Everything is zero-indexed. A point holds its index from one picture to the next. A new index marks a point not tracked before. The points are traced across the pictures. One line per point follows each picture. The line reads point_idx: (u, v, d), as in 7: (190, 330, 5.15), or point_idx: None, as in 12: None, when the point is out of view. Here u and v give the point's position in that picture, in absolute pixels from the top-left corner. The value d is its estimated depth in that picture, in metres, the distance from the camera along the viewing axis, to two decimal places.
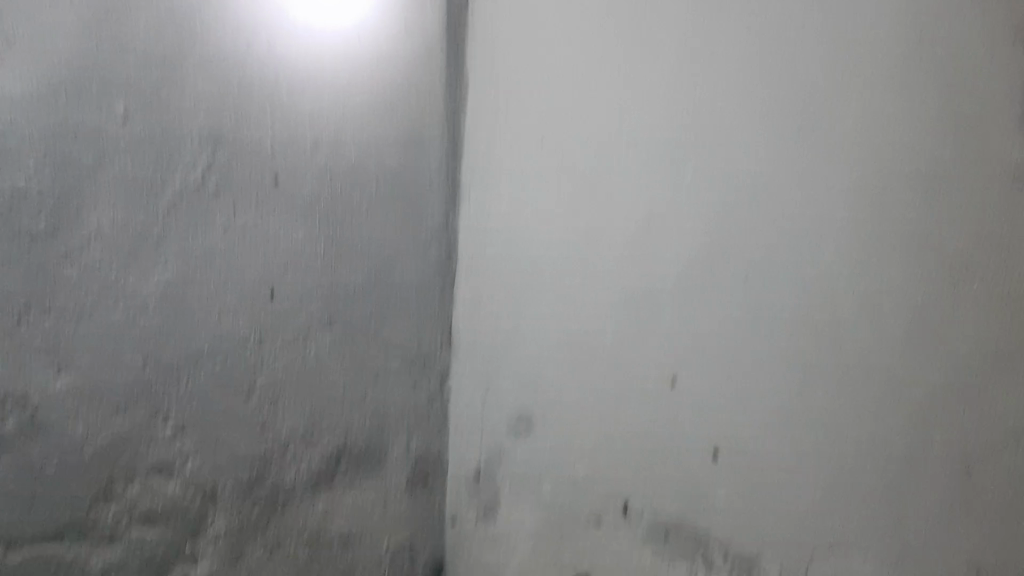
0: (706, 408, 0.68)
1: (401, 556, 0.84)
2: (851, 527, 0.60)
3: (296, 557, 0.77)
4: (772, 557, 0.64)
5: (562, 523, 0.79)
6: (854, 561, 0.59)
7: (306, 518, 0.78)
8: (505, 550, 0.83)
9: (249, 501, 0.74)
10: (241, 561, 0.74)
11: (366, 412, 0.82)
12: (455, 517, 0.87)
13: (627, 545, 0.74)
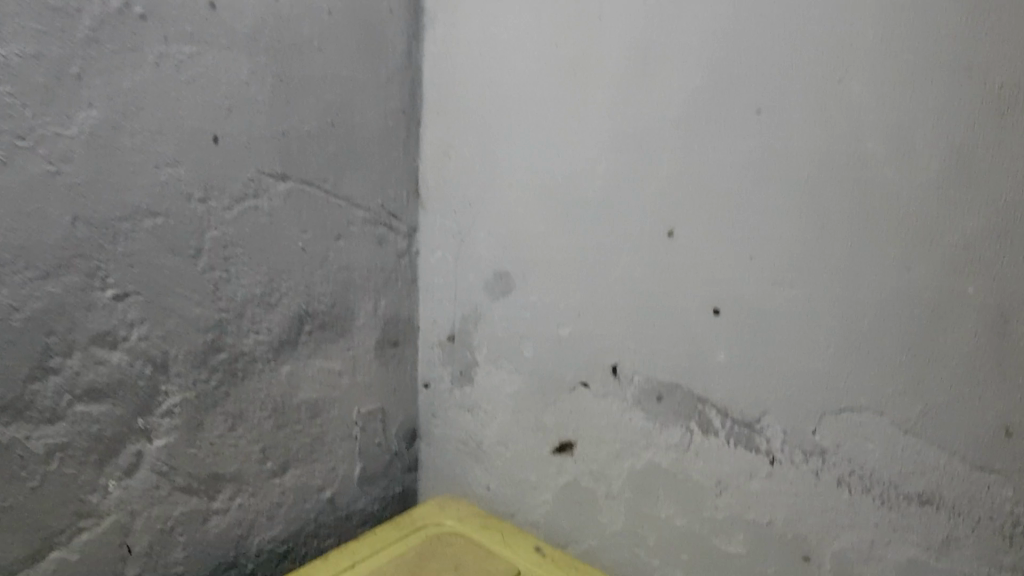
0: (704, 261, 0.64)
1: (375, 423, 0.83)
2: (864, 384, 0.58)
3: (261, 428, 0.74)
4: (776, 418, 0.63)
5: (544, 387, 0.76)
6: (862, 420, 0.59)
7: (269, 389, 0.73)
8: (483, 416, 0.81)
9: (204, 370, 0.69)
10: (198, 434, 0.70)
11: (329, 273, 0.76)
12: (428, 381, 0.86)
13: (615, 407, 0.72)
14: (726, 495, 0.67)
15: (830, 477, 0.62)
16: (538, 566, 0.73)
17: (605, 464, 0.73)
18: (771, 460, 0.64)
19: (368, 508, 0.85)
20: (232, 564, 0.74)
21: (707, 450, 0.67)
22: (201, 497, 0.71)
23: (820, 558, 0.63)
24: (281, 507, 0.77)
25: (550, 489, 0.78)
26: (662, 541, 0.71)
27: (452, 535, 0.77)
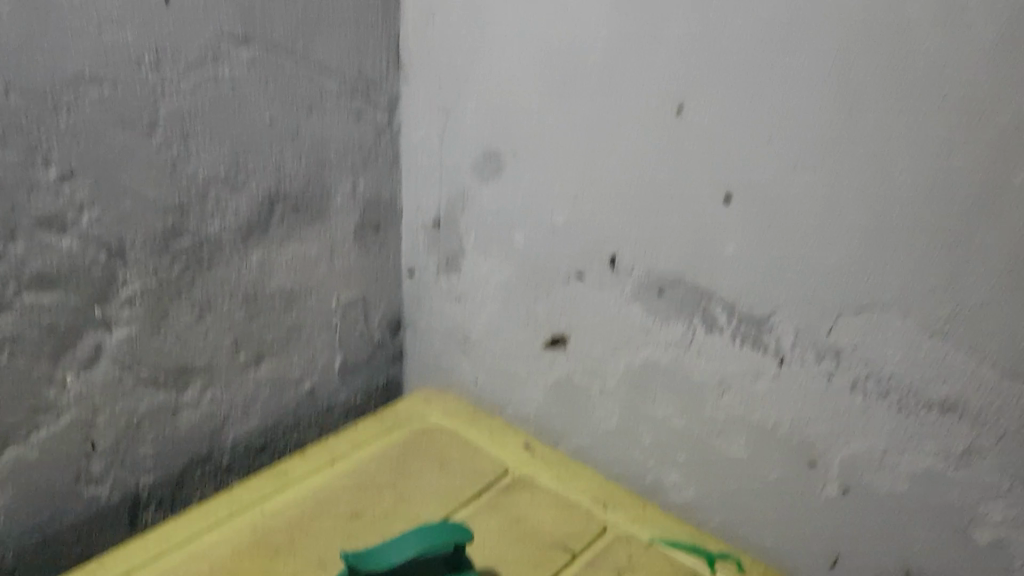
0: (717, 139, 0.57)
1: (355, 311, 0.77)
2: (889, 281, 0.53)
3: (232, 319, 0.68)
4: (788, 315, 0.58)
5: (536, 278, 0.71)
6: (885, 321, 0.54)
7: (240, 277, 0.68)
8: (471, 307, 0.76)
9: (165, 258, 0.63)
10: (163, 326, 0.64)
11: (301, 151, 0.69)
12: (412, 269, 0.80)
13: (612, 301, 0.67)
14: (730, 395, 0.63)
15: (844, 380, 0.57)
16: (527, 464, 0.70)
17: (600, 360, 0.69)
18: (779, 360, 0.60)
19: (352, 401, 0.80)
20: (207, 459, 0.71)
21: (712, 349, 0.63)
22: (169, 391, 0.66)
23: (828, 464, 0.60)
24: (256, 401, 0.73)
25: (541, 385, 0.73)
26: (657, 441, 0.68)
27: (438, 429, 0.73)
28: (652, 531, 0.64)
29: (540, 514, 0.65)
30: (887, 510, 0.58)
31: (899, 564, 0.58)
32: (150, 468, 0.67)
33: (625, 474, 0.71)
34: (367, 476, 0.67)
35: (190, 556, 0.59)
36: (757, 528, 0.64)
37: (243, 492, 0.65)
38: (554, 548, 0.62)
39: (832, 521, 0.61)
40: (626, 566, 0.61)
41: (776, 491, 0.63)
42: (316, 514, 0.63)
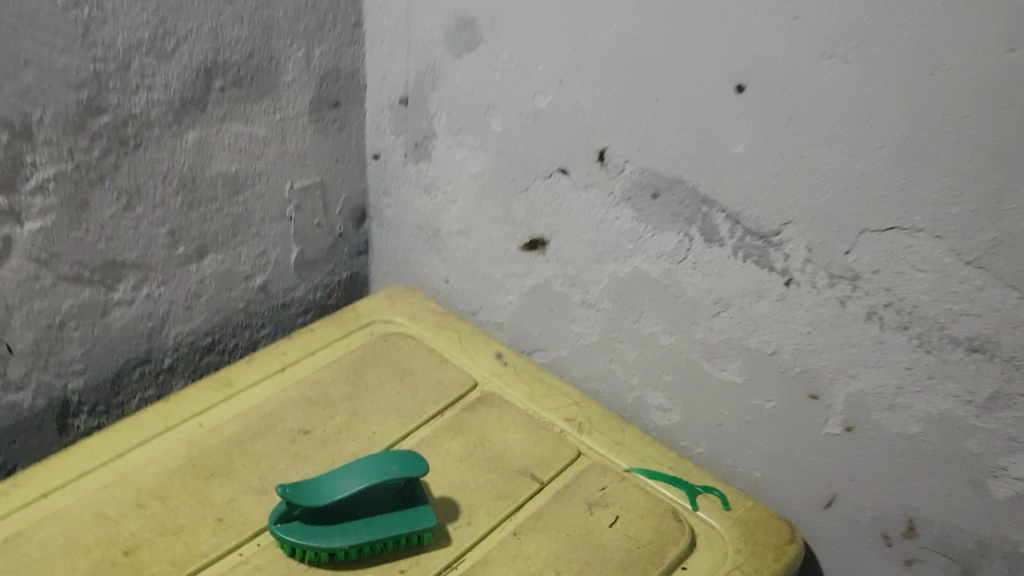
0: (731, 16, 0.48)
1: (312, 199, 0.69)
2: (921, 199, 0.45)
3: (166, 208, 0.59)
4: (800, 230, 0.50)
5: (513, 170, 0.62)
6: (913, 244, 0.46)
7: (173, 160, 0.58)
8: (442, 198, 0.68)
9: (81, 137, 0.52)
10: (84, 218, 0.55)
11: (243, 12, 0.58)
12: (378, 153, 0.71)
13: (598, 201, 0.59)
14: (726, 316, 0.56)
15: (858, 309, 0.50)
16: (496, 378, 0.63)
17: (582, 267, 0.61)
18: (786, 281, 0.52)
19: (310, 297, 0.73)
20: (146, 360, 0.63)
21: (709, 263, 0.55)
22: (96, 288, 0.58)
23: (832, 398, 0.53)
24: (201, 296, 0.64)
25: (517, 290, 0.66)
26: (642, 360, 0.61)
27: (401, 335, 0.66)
28: (631, 460, 0.58)
29: (507, 436, 0.58)
30: (895, 452, 0.52)
31: (901, 510, 0.53)
32: (79, 371, 0.59)
33: (604, 392, 0.64)
34: (319, 386, 0.60)
35: (116, 475, 0.52)
36: (746, 460, 0.58)
37: (181, 402, 0.58)
38: (521, 476, 0.56)
39: (832, 459, 0.54)
40: (598, 500, 0.55)
41: (771, 423, 0.56)
42: (261, 430, 0.56)
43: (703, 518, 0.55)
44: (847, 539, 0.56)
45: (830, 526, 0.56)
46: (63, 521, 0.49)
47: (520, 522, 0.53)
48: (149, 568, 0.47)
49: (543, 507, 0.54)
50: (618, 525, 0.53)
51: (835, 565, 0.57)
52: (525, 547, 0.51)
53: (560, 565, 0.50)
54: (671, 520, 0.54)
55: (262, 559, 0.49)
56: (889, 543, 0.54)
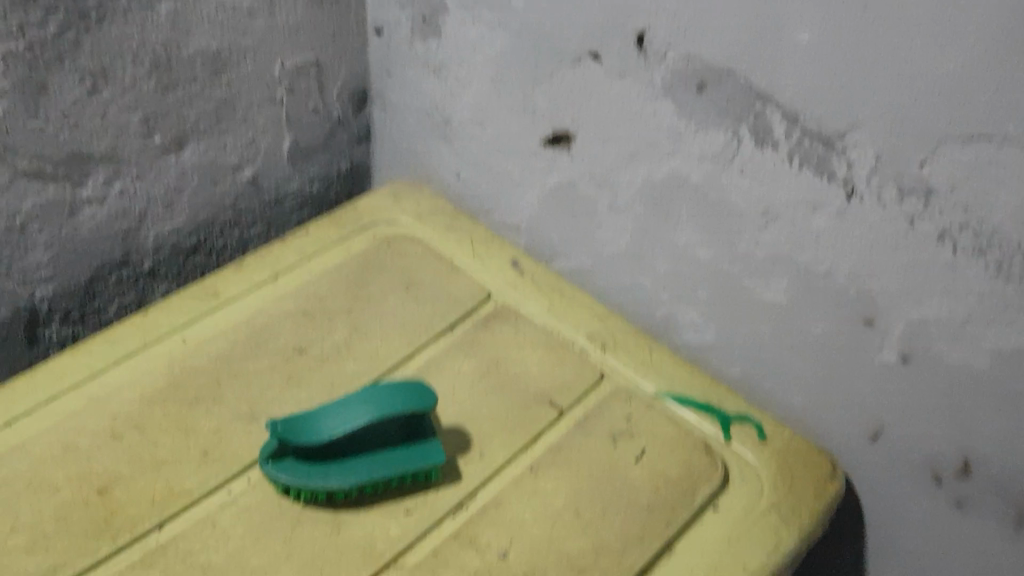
0: None
1: (306, 80, 0.60)
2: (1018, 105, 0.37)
3: (139, 92, 0.51)
4: (870, 135, 0.43)
5: (535, 52, 0.54)
6: (1002, 156, 0.39)
7: (144, 36, 0.49)
8: (453, 82, 0.60)
9: (32, 10, 0.43)
10: (42, 105, 0.47)
11: None
12: (380, 27, 0.62)
13: (633, 93, 0.51)
14: (774, 229, 0.49)
15: (929, 229, 0.43)
16: (512, 289, 0.58)
17: (611, 167, 0.54)
18: (849, 192, 0.45)
19: (305, 190, 0.66)
20: (123, 264, 0.57)
21: (759, 169, 0.48)
22: (61, 185, 0.50)
23: (890, 325, 0.46)
24: (182, 192, 0.57)
25: (536, 189, 0.59)
26: (675, 274, 0.55)
27: (407, 239, 0.60)
28: (660, 384, 0.53)
29: (522, 355, 0.54)
30: (954, 388, 0.45)
31: (955, 449, 0.47)
32: (47, 278, 0.53)
33: (630, 305, 0.58)
34: (316, 298, 0.55)
35: (89, 401, 0.47)
36: (785, 387, 0.53)
37: (161, 315, 0.52)
38: (538, 402, 0.51)
39: (882, 390, 0.48)
40: (624, 431, 0.50)
41: (815, 349, 0.50)
42: (251, 348, 0.51)
43: (737, 453, 0.50)
44: (891, 476, 0.50)
45: (871, 461, 0.51)
46: (30, 455, 0.44)
47: (538, 457, 0.48)
48: (126, 510, 0.43)
49: (562, 439, 0.49)
50: (644, 460, 0.48)
51: (873, 503, 0.52)
52: (541, 485, 0.46)
53: (581, 506, 0.46)
54: (704, 455, 0.49)
55: (252, 498, 0.44)
56: (938, 483, 0.48)
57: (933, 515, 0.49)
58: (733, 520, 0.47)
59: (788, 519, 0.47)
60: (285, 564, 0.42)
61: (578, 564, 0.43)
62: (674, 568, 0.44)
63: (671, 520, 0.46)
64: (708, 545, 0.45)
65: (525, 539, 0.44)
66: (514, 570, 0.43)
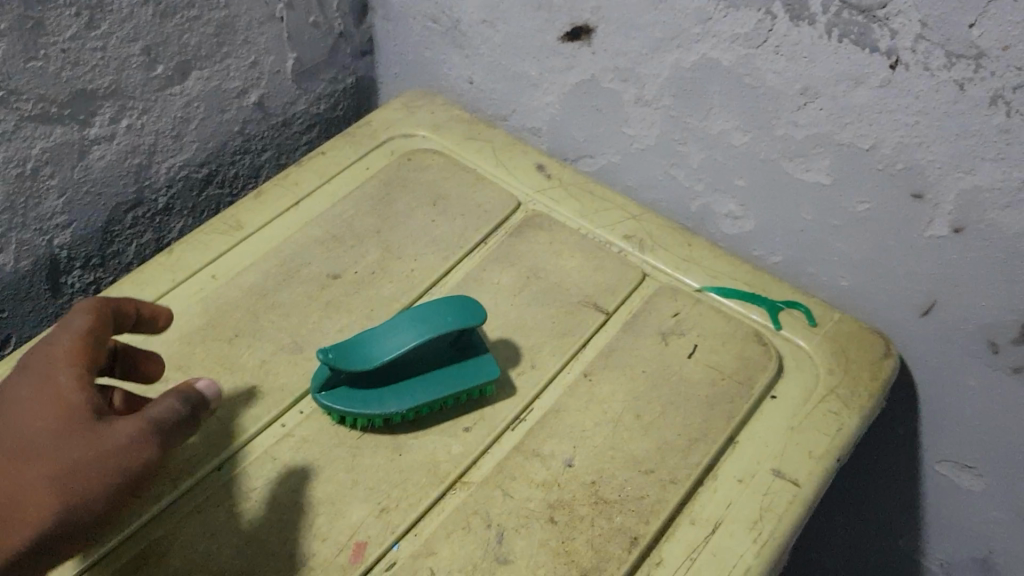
0: None
1: None
2: None
3: (137, 22, 0.48)
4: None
5: None
6: None
7: None
8: None
9: None
10: (41, 44, 0.44)
11: None
12: None
13: None
14: (814, 108, 0.46)
15: (981, 93, 0.40)
16: (542, 195, 0.57)
17: (634, 59, 0.52)
18: (892, 64, 0.42)
19: (313, 110, 0.64)
20: (138, 203, 0.55)
21: (794, 46, 0.45)
22: (67, 127, 0.48)
23: (939, 198, 0.44)
24: (190, 122, 0.55)
25: (557, 89, 0.57)
26: (709, 164, 0.53)
27: (427, 152, 0.59)
28: (702, 278, 0.52)
29: (561, 260, 0.53)
30: (1009, 254, 0.44)
31: (1014, 316, 0.45)
32: (64, 225, 0.51)
33: (662, 200, 0.57)
34: (343, 221, 0.53)
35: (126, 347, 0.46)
36: (830, 268, 0.52)
37: (187, 252, 0.51)
38: (583, 306, 0.50)
39: (933, 264, 0.47)
40: (672, 329, 0.49)
41: (863, 225, 0.48)
42: (285, 278, 0.50)
43: (789, 339, 0.50)
44: (944, 349, 0.50)
45: (925, 334, 0.50)
46: None
47: (589, 362, 0.47)
48: (182, 454, 0.42)
49: (613, 341, 0.48)
50: (696, 355, 0.48)
51: (928, 376, 0.51)
52: (597, 390, 0.46)
53: (640, 408, 0.45)
54: (756, 344, 0.49)
55: (308, 430, 0.44)
56: (995, 351, 0.48)
57: (989, 384, 0.49)
58: (793, 407, 0.46)
59: (848, 401, 0.47)
60: (351, 492, 0.41)
61: (644, 466, 0.43)
62: (738, 459, 0.44)
63: (732, 414, 0.45)
64: (772, 432, 0.45)
65: (589, 445, 0.43)
66: (582, 476, 0.42)
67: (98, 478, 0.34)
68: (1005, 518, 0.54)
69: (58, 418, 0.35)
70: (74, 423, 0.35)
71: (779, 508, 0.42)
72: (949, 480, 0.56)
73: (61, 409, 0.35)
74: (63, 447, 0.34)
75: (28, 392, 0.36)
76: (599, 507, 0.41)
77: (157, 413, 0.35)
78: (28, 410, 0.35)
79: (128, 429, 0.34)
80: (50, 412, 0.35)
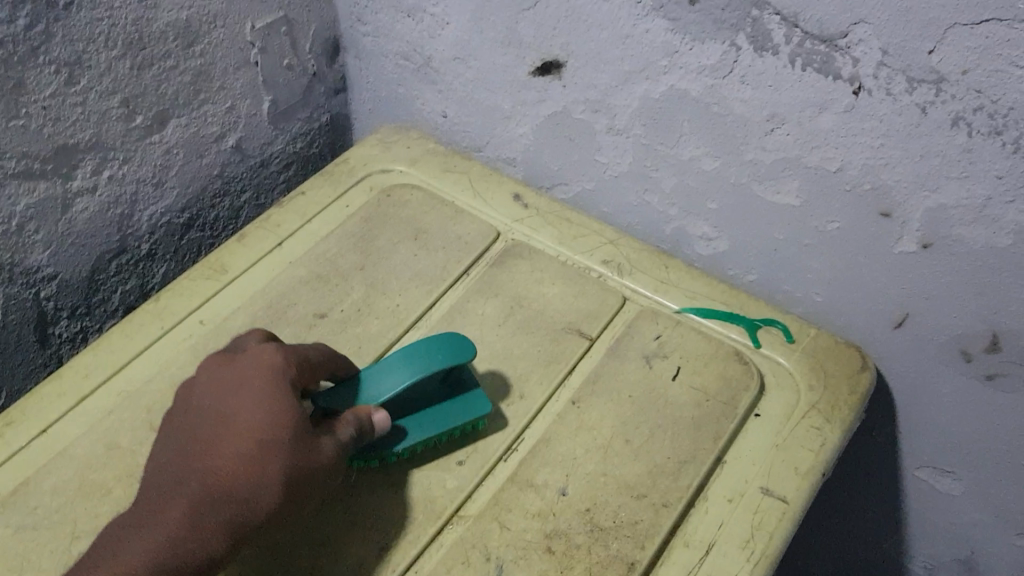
0: None
1: (277, 38, 0.58)
2: None
3: (116, 75, 0.48)
4: (875, 29, 0.41)
5: None
6: (1015, 37, 0.38)
7: (113, 16, 0.47)
8: (429, 22, 0.58)
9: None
10: (21, 103, 0.44)
11: None
12: None
13: (623, 12, 0.49)
14: (781, 133, 0.48)
15: (942, 115, 0.42)
16: (521, 224, 0.58)
17: (605, 91, 0.53)
18: (855, 90, 0.43)
19: (289, 149, 0.64)
20: (121, 251, 0.55)
21: (760, 75, 0.46)
22: (50, 182, 0.48)
23: (907, 216, 0.46)
24: (170, 169, 0.55)
25: (530, 121, 0.58)
26: (682, 188, 0.54)
27: (404, 187, 0.60)
28: (681, 300, 0.54)
29: (543, 288, 0.54)
30: (976, 267, 0.45)
31: (984, 326, 0.47)
32: (50, 277, 0.51)
33: (637, 224, 0.59)
34: (325, 260, 0.54)
35: (120, 398, 0.46)
36: (804, 285, 0.53)
37: (174, 299, 0.51)
38: (567, 334, 0.51)
39: (905, 279, 0.48)
40: (656, 352, 0.50)
41: (833, 244, 0.50)
42: (273, 320, 0.50)
43: (769, 356, 0.51)
44: (918, 360, 0.51)
45: (899, 346, 0.51)
46: (73, 461, 0.43)
47: (576, 390, 0.48)
48: None
49: (599, 367, 0.49)
50: (681, 377, 0.49)
51: (903, 385, 0.53)
52: (586, 417, 0.47)
53: (629, 432, 0.46)
54: (737, 364, 0.50)
55: None
56: (968, 360, 0.49)
57: (964, 390, 0.51)
58: (776, 425, 0.47)
59: (829, 415, 0.48)
60: (352, 534, 0.42)
61: (637, 491, 0.44)
62: (727, 479, 0.45)
63: (719, 434, 0.46)
64: (759, 450, 0.46)
65: (581, 473, 0.44)
66: (577, 504, 0.43)
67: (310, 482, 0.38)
68: (984, 519, 0.56)
69: (284, 416, 0.38)
70: (296, 424, 0.38)
71: (770, 526, 0.43)
72: (929, 484, 0.57)
73: (285, 411, 0.39)
74: (292, 445, 0.38)
75: (249, 387, 0.40)
76: (595, 535, 0.42)
77: (346, 435, 0.40)
78: (252, 403, 0.39)
79: (331, 446, 0.39)
80: (276, 410, 0.38)
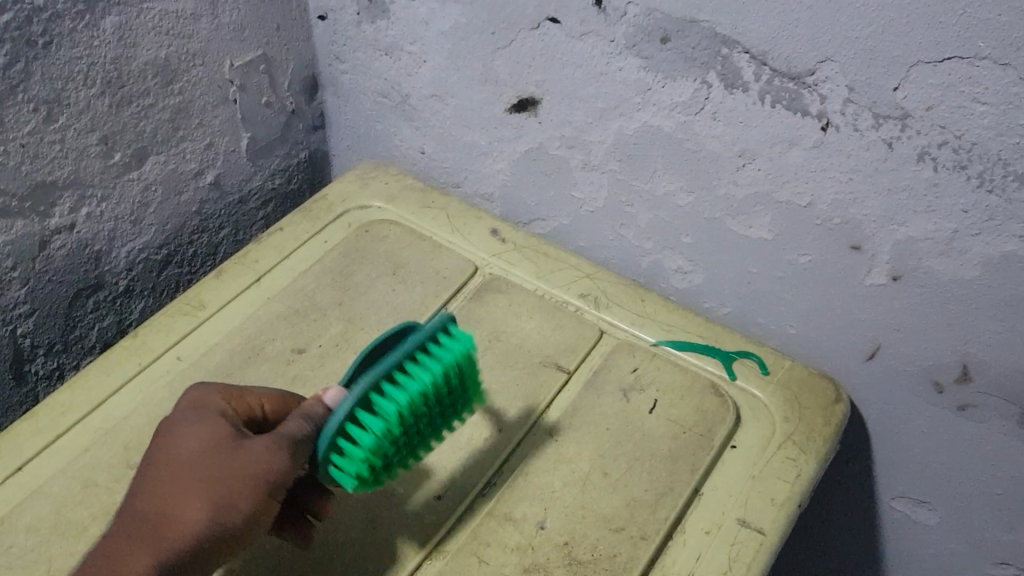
0: None
1: (256, 76, 0.59)
2: (984, 21, 0.37)
3: (95, 113, 0.49)
4: (842, 67, 0.42)
5: (491, 23, 0.53)
6: (975, 74, 0.39)
7: (93, 54, 0.47)
8: (407, 61, 0.59)
9: None
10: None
11: None
12: (324, 13, 0.60)
13: (597, 51, 0.50)
14: (752, 168, 0.49)
15: (909, 150, 0.43)
16: (498, 258, 0.58)
17: (580, 128, 0.54)
18: (823, 126, 0.44)
19: (268, 186, 0.65)
20: (99, 288, 0.55)
21: (730, 112, 0.47)
22: (27, 219, 0.48)
23: (877, 248, 0.47)
24: (148, 206, 0.55)
25: (506, 157, 0.59)
26: (656, 223, 0.55)
27: (382, 222, 0.60)
28: (656, 333, 0.54)
29: (520, 322, 0.54)
30: (945, 299, 0.46)
31: (954, 357, 0.48)
32: (27, 314, 0.51)
33: (613, 258, 0.59)
34: (304, 295, 0.54)
35: (96, 435, 0.46)
36: (778, 317, 0.54)
37: (151, 335, 0.51)
38: (544, 367, 0.52)
39: (876, 311, 0.49)
40: (632, 385, 0.51)
41: (805, 277, 0.51)
42: (250, 355, 0.51)
43: (744, 388, 0.52)
44: (890, 390, 0.52)
45: (872, 377, 0.52)
46: (49, 499, 0.43)
47: (554, 423, 0.49)
48: None
49: (576, 400, 0.50)
50: (658, 410, 0.49)
51: (877, 415, 0.54)
52: (564, 451, 0.47)
53: (607, 465, 0.46)
54: (713, 397, 0.50)
55: None
56: (939, 391, 0.50)
57: (936, 420, 0.51)
58: (752, 456, 0.48)
59: (804, 446, 0.48)
60: (331, 571, 0.42)
61: (615, 523, 0.44)
62: (705, 511, 0.45)
63: (696, 467, 0.47)
64: (735, 482, 0.46)
65: (560, 506, 0.44)
66: (555, 537, 0.43)
67: (241, 491, 0.38)
68: (960, 548, 0.57)
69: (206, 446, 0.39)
70: (217, 450, 0.39)
71: (747, 557, 0.43)
72: (905, 514, 0.58)
73: (209, 432, 0.39)
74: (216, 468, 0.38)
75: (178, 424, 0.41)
76: (573, 568, 0.42)
77: (288, 429, 0.39)
78: (180, 438, 0.40)
79: (261, 447, 0.38)
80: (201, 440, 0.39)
